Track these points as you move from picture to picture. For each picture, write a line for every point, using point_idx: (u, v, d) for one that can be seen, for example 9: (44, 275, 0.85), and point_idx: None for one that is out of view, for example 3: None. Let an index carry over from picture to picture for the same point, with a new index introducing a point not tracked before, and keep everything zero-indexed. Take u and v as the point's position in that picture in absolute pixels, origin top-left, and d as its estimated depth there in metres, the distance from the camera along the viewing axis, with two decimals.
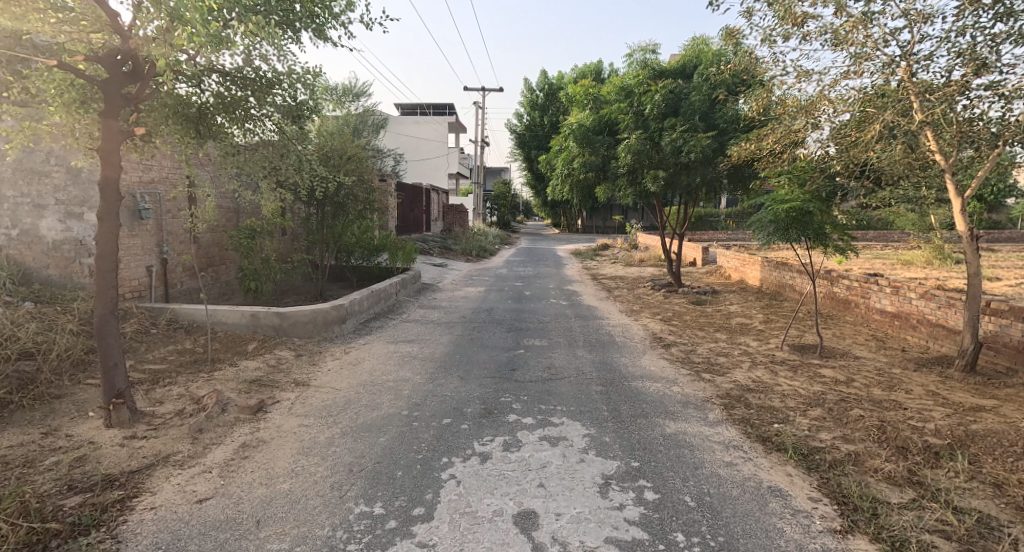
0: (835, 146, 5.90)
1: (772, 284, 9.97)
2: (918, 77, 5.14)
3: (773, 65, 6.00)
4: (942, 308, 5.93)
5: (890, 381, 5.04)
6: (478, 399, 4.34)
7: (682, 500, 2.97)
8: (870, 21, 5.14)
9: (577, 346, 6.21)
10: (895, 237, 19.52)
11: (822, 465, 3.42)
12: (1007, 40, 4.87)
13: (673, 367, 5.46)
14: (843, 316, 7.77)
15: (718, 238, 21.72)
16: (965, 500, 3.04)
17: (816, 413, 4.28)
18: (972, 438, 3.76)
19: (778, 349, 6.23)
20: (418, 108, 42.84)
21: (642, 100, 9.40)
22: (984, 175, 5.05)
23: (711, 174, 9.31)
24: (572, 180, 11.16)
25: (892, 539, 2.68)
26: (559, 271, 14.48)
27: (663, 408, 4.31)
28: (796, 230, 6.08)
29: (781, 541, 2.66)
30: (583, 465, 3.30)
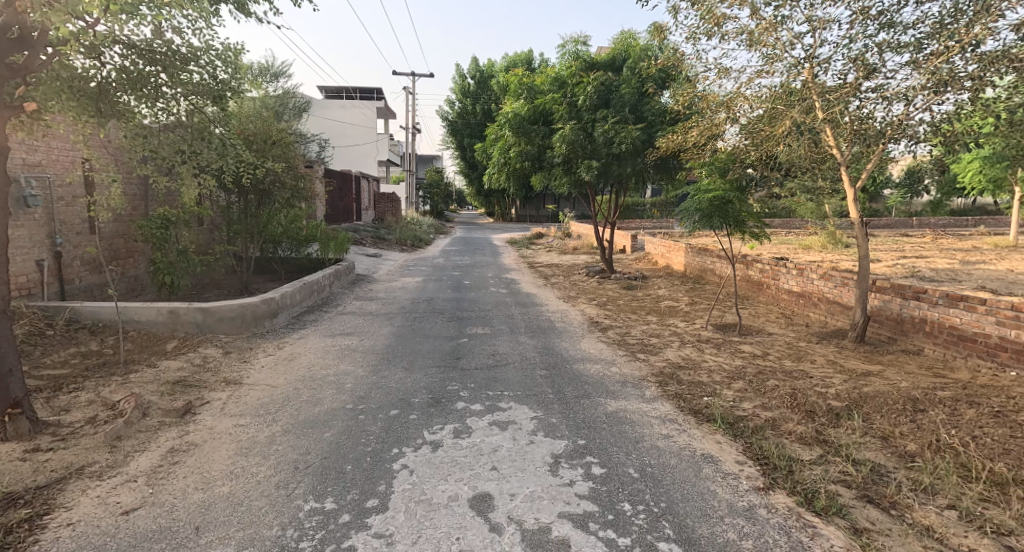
0: (751, 140, 6.37)
1: (695, 269, 10.63)
2: (819, 78, 5.68)
3: (698, 61, 6.38)
4: (838, 286, 6.62)
5: (797, 353, 5.60)
6: (424, 389, 4.31)
7: (626, 472, 3.15)
8: (780, 25, 5.59)
9: (520, 332, 6.34)
10: (798, 225, 21.30)
11: (746, 432, 3.74)
12: (890, 49, 5.47)
13: (611, 349, 5.73)
14: (757, 297, 8.44)
15: (643, 226, 22.84)
16: (861, 453, 3.46)
17: (738, 385, 4.67)
18: (866, 399, 4.25)
19: (703, 329, 6.69)
20: (343, 92, 41.01)
21: (575, 92, 9.65)
22: (871, 169, 5.69)
23: (639, 165, 9.72)
24: (507, 169, 11.23)
25: (805, 491, 3.01)
26: (496, 260, 14.58)
27: (603, 388, 4.51)
28: (719, 218, 6.53)
29: (714, 502, 2.90)
30: (533, 446, 3.40)
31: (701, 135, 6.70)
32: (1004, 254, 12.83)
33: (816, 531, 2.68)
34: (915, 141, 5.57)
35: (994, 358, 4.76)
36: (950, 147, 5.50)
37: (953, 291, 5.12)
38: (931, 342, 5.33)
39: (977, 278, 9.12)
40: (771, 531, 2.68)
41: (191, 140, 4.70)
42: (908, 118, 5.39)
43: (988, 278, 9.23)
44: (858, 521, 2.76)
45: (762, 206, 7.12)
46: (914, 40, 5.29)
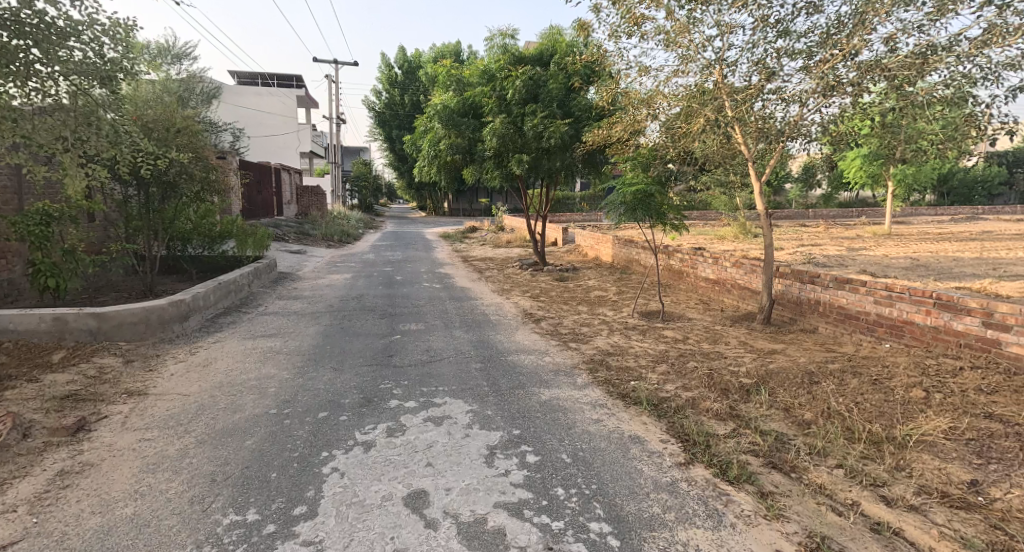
0: (670, 136, 6.70)
1: (621, 260, 11.04)
2: (728, 79, 6.05)
3: (619, 59, 6.61)
4: (748, 273, 7.11)
5: (713, 336, 5.97)
6: (355, 389, 4.19)
7: (559, 458, 3.23)
8: (692, 27, 5.88)
9: (453, 326, 6.30)
10: (714, 217, 22.62)
11: (668, 412, 3.95)
12: (787, 54, 5.91)
13: (543, 340, 5.83)
14: (677, 284, 8.91)
15: (573, 219, 23.38)
16: (768, 424, 3.75)
17: (662, 368, 4.92)
18: (771, 375, 4.61)
19: (630, 316, 6.97)
20: (259, 78, 38.72)
21: (504, 85, 9.68)
22: (774, 166, 6.15)
23: (568, 159, 9.93)
24: (438, 162, 11.11)
25: (721, 463, 3.22)
26: (429, 254, 14.40)
27: (536, 378, 4.59)
28: (642, 210, 6.82)
29: (641, 480, 3.04)
30: (468, 440, 3.40)
31: (624, 131, 6.94)
32: (883, 241, 14.31)
33: (730, 498, 2.87)
34: (808, 139, 6.08)
35: (873, 333, 5.30)
36: (839, 144, 6.05)
37: (840, 275, 5.64)
38: (824, 321, 5.86)
39: (860, 263, 10.13)
40: (690, 503, 2.84)
41: (75, 126, 4.24)
42: (803, 119, 5.88)
43: (869, 263, 10.29)
44: (765, 486, 2.99)
45: (681, 199, 7.50)
46: (806, 48, 5.76)
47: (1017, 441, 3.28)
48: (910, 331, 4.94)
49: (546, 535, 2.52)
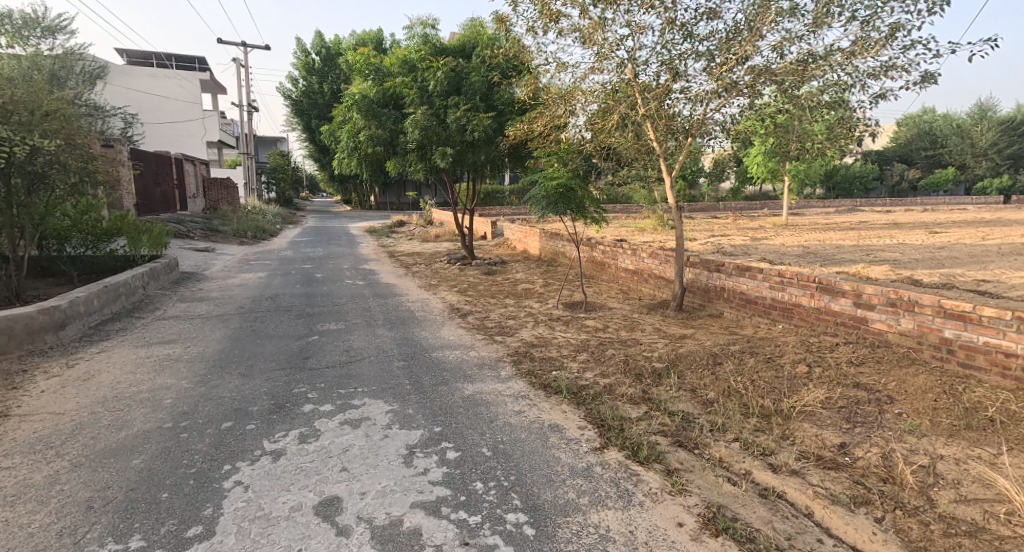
0: (588, 131, 6.89)
1: (548, 252, 11.24)
2: (639, 78, 6.32)
3: (539, 54, 6.70)
4: (663, 263, 7.48)
5: (631, 324, 6.24)
6: (265, 395, 3.97)
7: (479, 452, 3.24)
8: (606, 26, 6.07)
9: (376, 325, 6.14)
10: (635, 210, 23.55)
11: (587, 399, 4.08)
12: (691, 56, 6.25)
13: (469, 334, 5.82)
14: (600, 275, 9.20)
15: (500, 213, 23.50)
16: (677, 405, 3.97)
17: (583, 357, 5.07)
18: (680, 358, 4.89)
19: (554, 308, 7.13)
20: (154, 59, 35.46)
21: (426, 76, 9.51)
22: (683, 161, 6.52)
23: (493, 153, 9.97)
24: (358, 154, 10.73)
25: (633, 445, 3.38)
26: (352, 250, 13.93)
27: (460, 373, 4.58)
28: (563, 204, 6.97)
29: (558, 468, 3.12)
30: (386, 441, 3.33)
31: (546, 125, 7.04)
32: (782, 231, 15.55)
33: (640, 478, 3.02)
34: (713, 137, 6.48)
35: (768, 315, 5.76)
36: (740, 141, 6.50)
37: (742, 263, 6.07)
38: (728, 306, 6.30)
39: (761, 252, 10.96)
40: (603, 486, 2.96)
41: None
42: (707, 117, 6.26)
43: (770, 251, 11.17)
44: (671, 464, 3.18)
45: (600, 192, 7.75)
46: (708, 50, 6.11)
47: (878, 406, 3.69)
48: (799, 312, 5.41)
49: (463, 531, 2.53)
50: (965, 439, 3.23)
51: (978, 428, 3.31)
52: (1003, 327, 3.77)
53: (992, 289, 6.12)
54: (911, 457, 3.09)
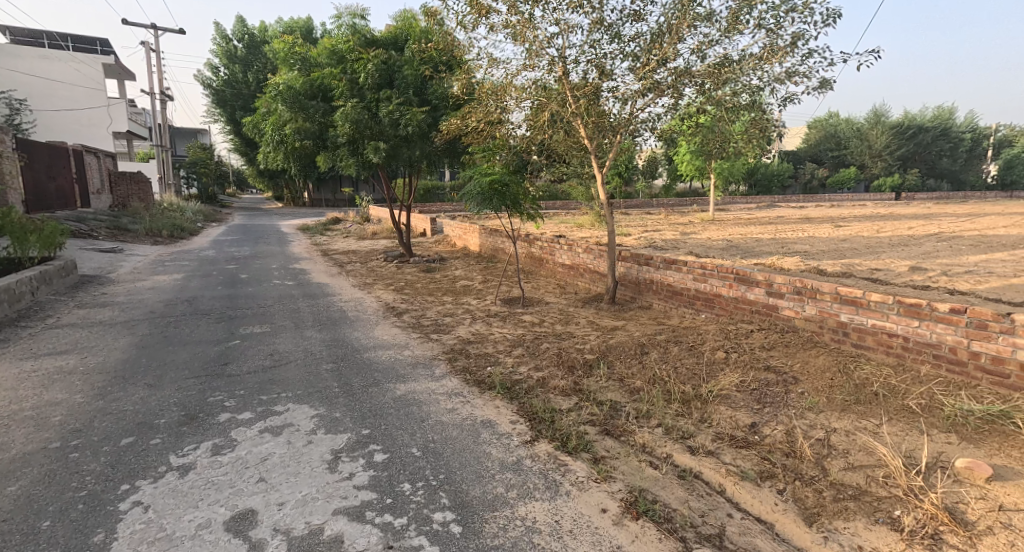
0: (522, 128, 6.93)
1: (488, 248, 11.22)
2: (569, 76, 6.41)
3: (471, 49, 6.66)
4: (598, 257, 7.66)
5: (566, 318, 6.34)
6: (175, 406, 3.71)
7: (408, 453, 3.18)
8: (535, 23, 6.11)
9: (304, 326, 5.89)
10: (574, 207, 23.92)
11: (520, 393, 4.10)
12: (618, 56, 6.41)
13: (404, 333, 5.70)
14: (538, 271, 9.28)
15: (439, 209, 23.24)
16: (606, 394, 4.07)
17: (518, 352, 5.10)
18: (610, 349, 5.02)
19: (492, 304, 7.12)
20: (49, 39, 32.24)
21: (355, 68, 9.18)
22: (613, 159, 6.69)
23: (428, 149, 9.82)
24: (284, 148, 10.23)
25: (562, 436, 3.43)
26: (282, 249, 13.31)
27: (393, 373, 4.47)
28: (498, 200, 6.96)
29: (488, 463, 3.11)
30: (310, 447, 3.19)
31: (480, 121, 6.99)
32: (708, 226, 16.30)
33: (567, 468, 3.07)
34: (642, 135, 6.68)
35: (693, 306, 6.02)
36: (666, 140, 6.74)
37: (669, 257, 6.31)
38: (657, 298, 6.54)
39: (690, 246, 11.47)
40: (531, 478, 2.98)
41: None
42: (634, 116, 6.46)
43: (698, 245, 11.70)
44: (598, 452, 3.25)
45: (536, 188, 7.80)
46: (633, 51, 6.28)
47: (785, 386, 3.96)
48: (720, 303, 5.68)
49: (387, 534, 2.47)
50: (855, 412, 3.53)
51: (866, 401, 3.62)
52: (887, 310, 4.14)
53: (886, 277, 6.69)
54: (810, 432, 3.33)
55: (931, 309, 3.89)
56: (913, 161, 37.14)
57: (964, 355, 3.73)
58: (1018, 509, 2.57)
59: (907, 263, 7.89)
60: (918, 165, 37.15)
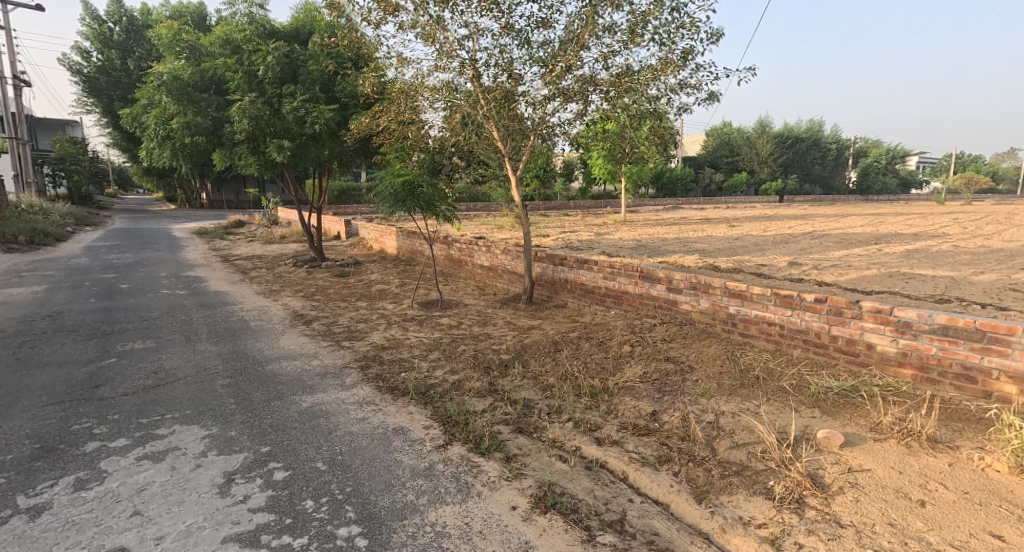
0: (438, 129, 6.86)
1: (405, 251, 11.02)
2: (481, 79, 6.45)
3: (380, 48, 6.52)
4: (515, 258, 7.77)
5: (484, 319, 6.37)
6: (31, 439, 3.30)
7: (312, 468, 3.05)
8: (444, 25, 6.10)
9: (197, 340, 5.45)
10: (494, 208, 24.06)
11: (435, 397, 4.07)
12: (527, 60, 6.54)
13: (312, 342, 5.46)
14: (457, 273, 9.25)
15: (352, 211, 22.46)
16: (520, 393, 4.14)
17: (434, 356, 5.05)
18: (525, 348, 5.11)
19: (409, 308, 7.00)
20: None
21: (253, 61, 8.63)
22: (526, 161, 6.82)
23: (337, 148, 9.46)
24: (173, 144, 9.43)
25: (475, 437, 3.45)
26: (175, 256, 12.25)
27: (299, 384, 4.27)
28: (412, 201, 6.85)
29: (398, 471, 3.06)
30: (198, 471, 2.98)
31: (393, 120, 6.85)
32: (620, 227, 17.07)
33: (479, 469, 3.09)
34: (553, 139, 6.86)
35: (604, 304, 6.28)
36: (577, 145, 6.97)
37: (581, 257, 6.53)
38: (572, 297, 6.75)
39: (603, 246, 11.94)
40: (443, 482, 2.97)
41: None
42: (545, 120, 6.62)
43: (611, 245, 12.21)
44: (510, 450, 3.30)
45: (453, 190, 7.76)
46: (541, 57, 6.43)
47: (682, 375, 4.24)
48: (627, 299, 5.96)
49: None
50: (739, 395, 3.86)
51: (749, 384, 3.97)
52: (766, 301, 4.56)
53: (770, 272, 7.36)
54: (702, 416, 3.59)
55: (800, 298, 4.34)
56: (794, 167, 41.13)
57: (825, 338, 4.21)
58: (863, 469, 2.95)
59: (786, 258, 8.74)
60: (797, 171, 41.27)
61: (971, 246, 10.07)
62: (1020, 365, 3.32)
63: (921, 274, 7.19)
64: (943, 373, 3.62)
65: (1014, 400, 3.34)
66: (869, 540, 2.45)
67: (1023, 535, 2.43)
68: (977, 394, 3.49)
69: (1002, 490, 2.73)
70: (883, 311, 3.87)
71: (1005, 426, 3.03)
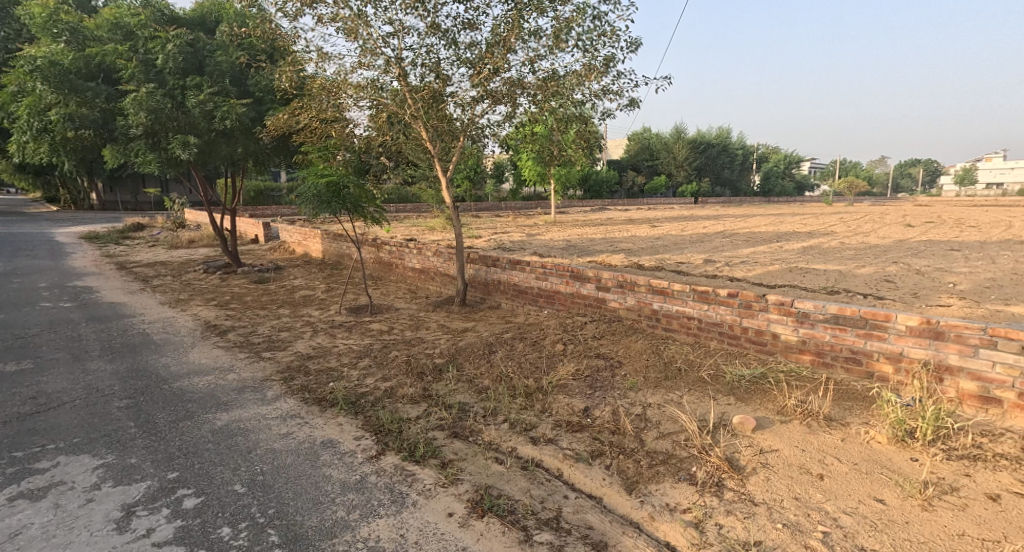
0: (366, 128, 6.61)
1: (331, 254, 10.57)
2: (408, 78, 6.29)
3: (299, 42, 6.21)
4: (447, 260, 7.66)
5: (416, 323, 6.22)
6: None
7: (229, 492, 2.81)
8: (367, 20, 5.89)
9: (88, 358, 4.90)
10: (424, 209, 23.70)
11: (366, 406, 3.90)
12: (455, 61, 6.45)
13: (228, 354, 5.07)
14: (388, 277, 8.99)
15: (270, 213, 21.31)
16: (455, 398, 4.05)
17: (364, 363, 4.84)
18: (459, 351, 5.01)
19: (337, 314, 6.70)
20: None
21: (149, 48, 7.92)
22: (456, 161, 6.74)
23: (252, 146, 8.88)
24: (53, 139, 8.49)
25: (409, 445, 3.32)
26: (64, 264, 11.03)
27: (212, 402, 3.94)
28: (338, 202, 6.54)
29: (327, 487, 2.88)
30: (89, 507, 2.66)
31: (314, 118, 6.53)
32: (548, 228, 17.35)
33: (414, 478, 2.98)
34: (483, 140, 6.81)
35: (536, 304, 6.31)
36: (507, 146, 6.97)
37: (513, 257, 6.53)
38: (505, 298, 6.73)
39: (534, 246, 12.07)
40: (376, 495, 2.83)
41: None
42: (474, 122, 6.56)
43: (541, 245, 12.37)
44: (446, 456, 3.21)
45: (382, 191, 7.51)
46: (469, 59, 6.37)
47: (612, 370, 4.32)
48: (559, 299, 6.02)
49: None
50: (664, 387, 3.98)
51: (672, 377, 4.11)
52: (686, 297, 4.75)
53: (688, 269, 7.72)
54: (630, 409, 3.67)
55: (715, 294, 4.55)
56: (707, 171, 43.62)
57: (737, 330, 4.44)
58: (772, 450, 3.12)
59: (700, 256, 9.21)
60: (710, 174, 43.83)
61: (856, 243, 11.11)
62: (895, 347, 3.66)
63: (815, 268, 7.83)
64: (835, 356, 3.93)
65: (891, 378, 3.69)
66: (779, 515, 2.59)
67: (900, 497, 2.67)
68: (862, 374, 3.82)
69: (883, 459, 2.99)
70: (785, 303, 4.15)
71: (884, 401, 3.33)
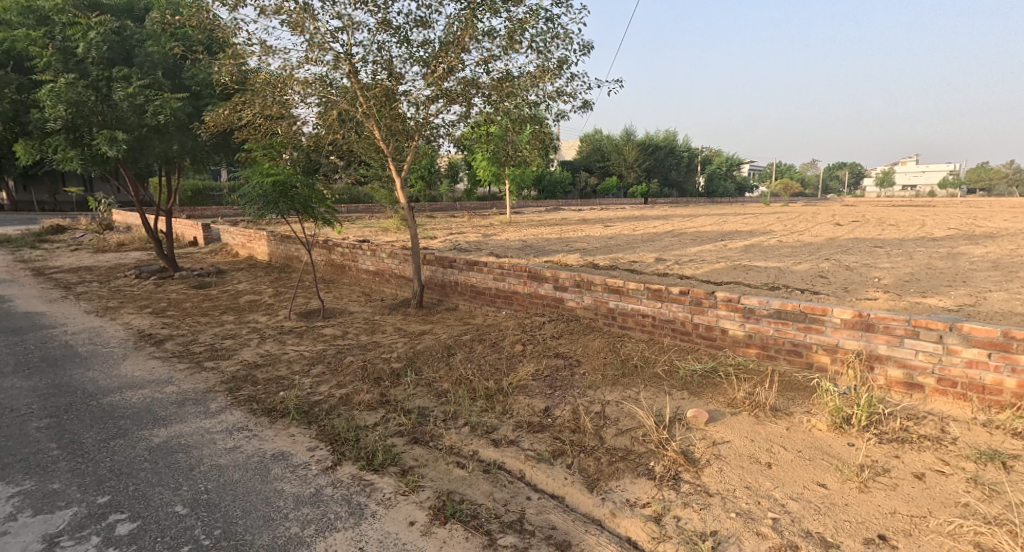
0: (314, 125, 6.34)
1: (279, 258, 10.15)
2: (359, 75, 6.08)
3: (240, 35, 5.89)
4: (402, 262, 7.47)
5: (371, 327, 6.02)
6: None
7: (170, 514, 2.59)
8: (314, 14, 5.65)
9: (3, 375, 4.45)
10: (376, 210, 23.19)
11: (320, 415, 3.71)
12: (408, 59, 6.29)
13: (166, 365, 4.74)
14: (341, 280, 8.69)
15: (212, 215, 20.31)
16: (413, 402, 3.91)
17: (317, 370, 4.63)
18: (417, 354, 4.86)
19: (286, 319, 6.40)
20: None
21: (69, 35, 7.39)
22: (409, 161, 6.57)
23: (190, 144, 8.36)
24: None
25: (366, 454, 3.17)
26: None
27: (149, 417, 3.65)
28: (286, 203, 6.24)
29: (279, 502, 2.71)
30: (4, 541, 2.38)
31: (258, 114, 6.23)
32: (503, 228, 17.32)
33: (373, 487, 2.84)
34: (438, 140, 6.68)
35: (495, 304, 6.23)
36: (462, 147, 6.86)
37: (470, 258, 6.42)
38: (462, 299, 6.62)
39: (490, 246, 12.00)
40: (332, 507, 2.67)
41: None
42: (427, 121, 6.42)
43: (497, 246, 12.31)
44: (406, 463, 3.08)
45: (332, 191, 7.24)
46: (422, 57, 6.22)
47: (571, 369, 4.30)
48: (517, 299, 5.96)
49: None
50: (622, 384, 3.98)
51: (629, 373, 4.12)
52: (640, 295, 4.78)
53: (641, 267, 7.84)
54: (590, 407, 3.65)
55: (667, 291, 4.61)
56: (657, 173, 44.79)
57: (688, 326, 4.51)
58: (722, 441, 3.16)
59: (652, 255, 9.39)
60: (659, 175, 45.02)
61: (795, 240, 11.64)
62: (830, 339, 3.81)
63: (758, 265, 8.11)
64: (778, 349, 4.05)
65: (828, 368, 3.82)
66: (731, 505, 2.61)
67: (839, 480, 2.75)
68: (802, 365, 3.94)
69: (824, 445, 3.08)
70: (733, 299, 4.23)
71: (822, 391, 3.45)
